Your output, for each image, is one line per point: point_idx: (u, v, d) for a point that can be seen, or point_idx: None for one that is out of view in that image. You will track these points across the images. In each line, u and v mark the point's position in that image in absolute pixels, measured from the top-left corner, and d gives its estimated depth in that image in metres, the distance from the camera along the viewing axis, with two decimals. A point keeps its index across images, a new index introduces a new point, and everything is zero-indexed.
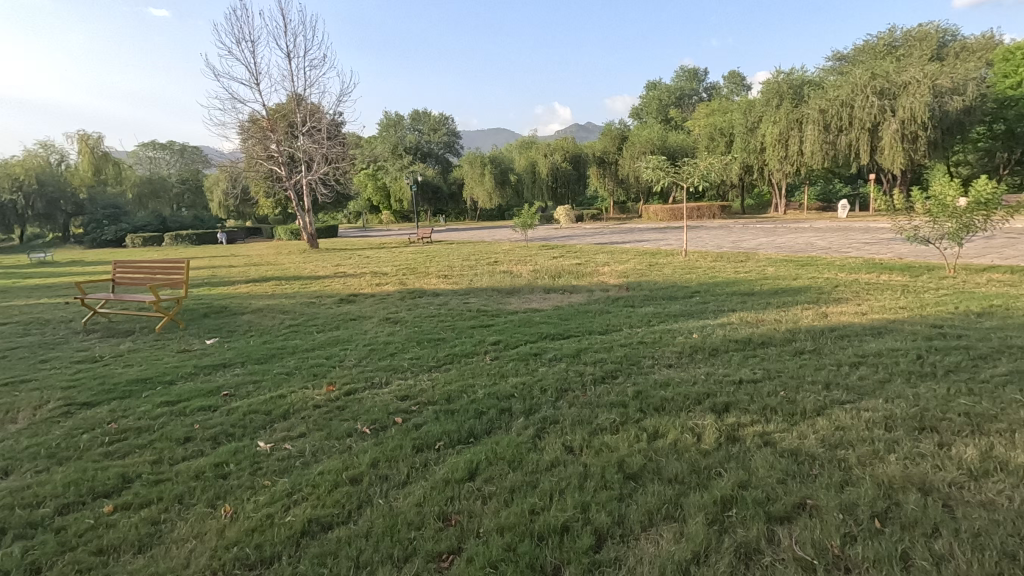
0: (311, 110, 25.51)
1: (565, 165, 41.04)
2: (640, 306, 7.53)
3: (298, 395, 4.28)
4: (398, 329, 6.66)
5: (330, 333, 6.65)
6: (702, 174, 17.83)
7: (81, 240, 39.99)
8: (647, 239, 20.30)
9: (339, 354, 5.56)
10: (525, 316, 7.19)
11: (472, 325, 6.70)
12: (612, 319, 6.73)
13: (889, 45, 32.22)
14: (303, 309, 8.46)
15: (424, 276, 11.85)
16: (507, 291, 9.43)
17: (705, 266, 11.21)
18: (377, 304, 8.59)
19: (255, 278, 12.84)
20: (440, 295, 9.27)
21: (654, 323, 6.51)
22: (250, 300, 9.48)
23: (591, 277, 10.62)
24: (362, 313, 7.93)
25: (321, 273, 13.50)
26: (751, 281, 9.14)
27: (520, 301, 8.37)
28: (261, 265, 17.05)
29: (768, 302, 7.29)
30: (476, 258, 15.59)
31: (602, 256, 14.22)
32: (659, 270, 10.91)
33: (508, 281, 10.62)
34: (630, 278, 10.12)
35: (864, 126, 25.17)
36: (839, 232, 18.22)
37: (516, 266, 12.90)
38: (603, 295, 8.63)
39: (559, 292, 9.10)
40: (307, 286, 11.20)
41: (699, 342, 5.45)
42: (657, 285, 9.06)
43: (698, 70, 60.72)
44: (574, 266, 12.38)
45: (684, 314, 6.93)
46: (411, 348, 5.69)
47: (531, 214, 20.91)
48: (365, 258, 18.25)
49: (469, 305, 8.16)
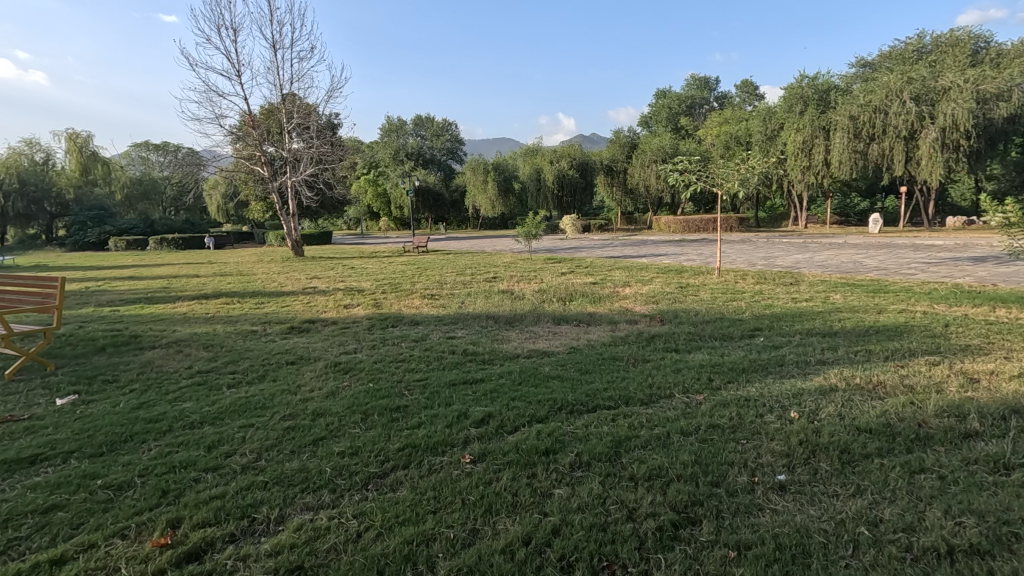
0: (301, 107, 23.60)
1: (571, 172, 39.10)
2: (689, 352, 5.45)
3: (89, 561, 2.22)
4: (348, 384, 4.61)
5: (248, 388, 4.61)
6: (734, 180, 15.60)
7: (63, 242, 38.13)
8: (663, 253, 18.30)
9: (236, 438, 3.50)
10: (529, 364, 5.13)
11: (453, 380, 4.62)
12: (656, 376, 4.68)
13: (918, 51, 30.33)
14: (236, 343, 6.40)
15: (407, 295, 9.79)
16: (505, 320, 7.37)
17: (750, 289, 9.14)
18: (334, 337, 6.53)
19: (209, 293, 10.86)
20: (420, 324, 7.23)
21: (720, 383, 4.47)
22: (177, 325, 7.45)
23: (611, 302, 8.57)
24: (312, 350, 5.90)
25: (290, 288, 11.48)
26: (822, 312, 7.06)
27: (521, 337, 6.30)
28: (230, 276, 15.05)
29: (869, 351, 5.23)
30: (474, 272, 13.64)
31: (618, 273, 12.21)
32: (695, 295, 8.85)
33: (507, 304, 8.58)
34: (661, 306, 8.04)
35: (899, 134, 23.20)
36: (882, 248, 16.21)
37: (519, 283, 10.92)
38: (632, 330, 6.57)
39: (571, 324, 7.05)
40: (263, 305, 9.20)
41: (810, 432, 3.38)
42: (699, 317, 6.99)
43: (710, 78, 58.98)
44: (587, 285, 10.31)
45: (756, 369, 4.85)
46: (351, 429, 3.61)
47: (535, 223, 18.98)
48: (350, 269, 16.31)
49: (454, 341, 6.10)
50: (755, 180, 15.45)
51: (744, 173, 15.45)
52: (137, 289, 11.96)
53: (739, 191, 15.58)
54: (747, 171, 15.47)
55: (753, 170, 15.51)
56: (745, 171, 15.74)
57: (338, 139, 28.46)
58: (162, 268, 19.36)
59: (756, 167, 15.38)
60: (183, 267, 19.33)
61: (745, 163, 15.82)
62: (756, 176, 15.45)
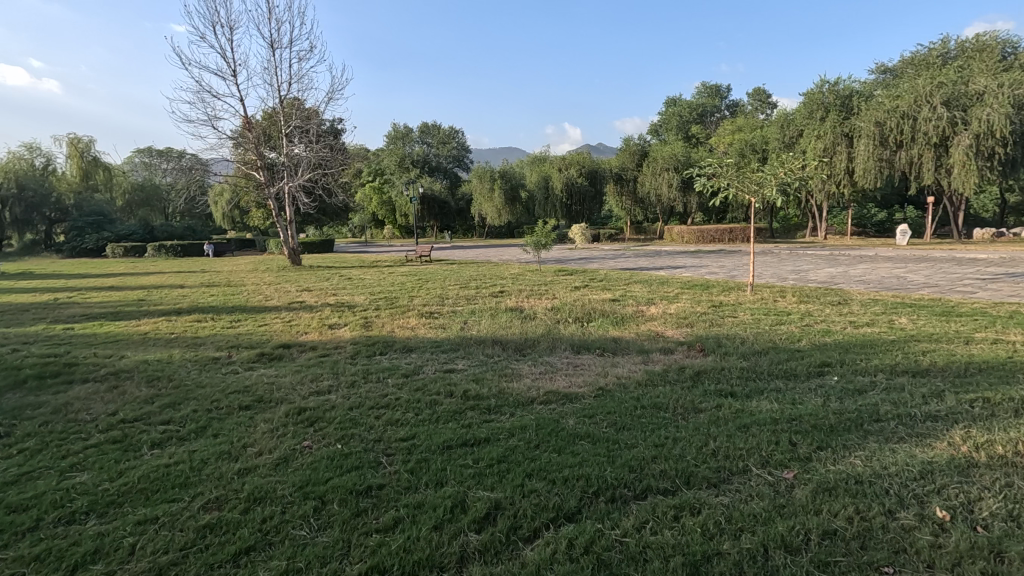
0: (301, 111, 22.68)
1: (580, 180, 38.02)
2: (750, 399, 4.28)
3: None
4: (310, 444, 3.48)
5: (176, 446, 3.48)
6: (766, 187, 13.97)
7: (60, 248, 37.35)
8: (681, 265, 17.14)
9: (123, 549, 2.36)
10: (545, 414, 3.99)
11: (448, 443, 3.46)
12: (718, 437, 3.52)
13: (942, 56, 29.16)
14: (189, 375, 5.27)
15: (403, 313, 8.67)
16: (514, 347, 6.22)
17: (795, 310, 7.95)
18: (306, 369, 5.40)
19: (185, 307, 9.81)
20: (414, 352, 6.10)
21: (807, 448, 3.32)
22: (127, 350, 6.34)
23: (638, 325, 7.40)
24: (278, 387, 4.77)
25: (276, 302, 10.43)
26: (897, 342, 5.86)
27: (534, 372, 5.16)
28: (217, 287, 14.04)
29: (989, 399, 4.05)
30: (479, 285, 12.56)
31: (638, 288, 11.09)
32: (734, 317, 7.65)
33: (516, 326, 7.41)
34: (697, 330, 6.87)
35: (929, 142, 22.01)
36: (921, 262, 14.98)
37: (529, 299, 9.81)
38: (668, 364, 5.40)
39: (593, 355, 5.90)
40: (239, 324, 8.10)
41: (990, 557, 2.21)
42: (748, 347, 5.81)
43: (721, 87, 57.83)
44: (606, 303, 9.16)
45: (848, 427, 3.66)
46: (297, 533, 2.48)
47: (545, 232, 17.89)
48: (347, 280, 15.25)
49: (453, 377, 4.96)
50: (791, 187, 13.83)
51: (778, 179, 13.81)
52: (111, 302, 10.94)
53: (770, 200, 14.02)
54: (781, 177, 13.84)
55: (787, 176, 13.89)
56: (778, 177, 14.13)
57: (340, 145, 27.57)
58: (150, 277, 18.37)
59: (792, 172, 13.73)
60: (172, 276, 18.35)
61: (777, 168, 14.19)
62: (791, 182, 13.79)
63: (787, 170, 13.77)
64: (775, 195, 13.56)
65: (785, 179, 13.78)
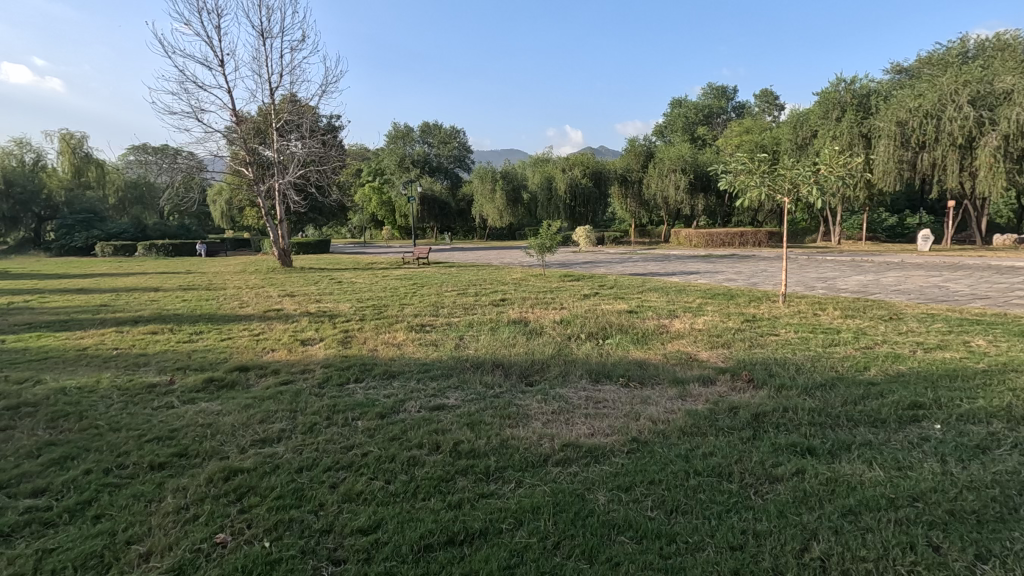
0: (294, 106, 21.55)
1: (584, 181, 36.79)
2: (838, 461, 3.17)
3: None
4: (225, 540, 2.39)
5: (25, 544, 2.38)
6: (804, 182, 11.81)
7: (50, 247, 36.33)
8: (695, 271, 16.04)
9: None
10: (562, 486, 2.90)
11: (426, 545, 2.36)
12: (819, 532, 2.43)
13: (962, 55, 28.05)
14: (107, 410, 4.16)
15: (390, 325, 7.55)
16: (518, 374, 5.10)
17: (845, 327, 6.85)
18: (255, 404, 4.28)
19: (146, 315, 8.70)
20: (397, 378, 5.01)
21: (962, 561, 2.22)
22: (48, 372, 5.22)
23: (663, 344, 6.28)
24: (212, 433, 3.66)
25: (250, 310, 9.33)
26: (993, 373, 4.73)
27: (544, 413, 4.05)
28: (196, 290, 12.97)
29: None
30: (480, 291, 11.49)
31: (655, 298, 10.01)
32: (775, 335, 6.54)
33: (520, 343, 6.29)
34: (736, 353, 5.75)
35: (954, 143, 20.93)
36: (956, 269, 13.86)
37: (534, 309, 8.70)
38: (712, 402, 4.30)
39: (615, 386, 4.79)
40: (200, 337, 7.00)
41: None
42: (808, 378, 4.70)
43: (727, 87, 56.68)
44: (623, 315, 8.04)
45: (1005, 518, 2.54)
46: None
47: (550, 235, 16.81)
48: (338, 284, 14.20)
49: (442, 420, 3.87)
50: (832, 184, 11.80)
51: (818, 174, 11.70)
52: (70, 308, 9.86)
53: (806, 198, 11.97)
54: (822, 172, 11.74)
55: (828, 171, 11.87)
56: (816, 172, 12.09)
57: (336, 141, 26.45)
58: (131, 277, 17.34)
59: (834, 168, 11.64)
60: (153, 278, 17.27)
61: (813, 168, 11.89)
62: (833, 178, 11.69)
63: (828, 164, 11.66)
64: (815, 193, 11.49)
65: (828, 174, 11.67)
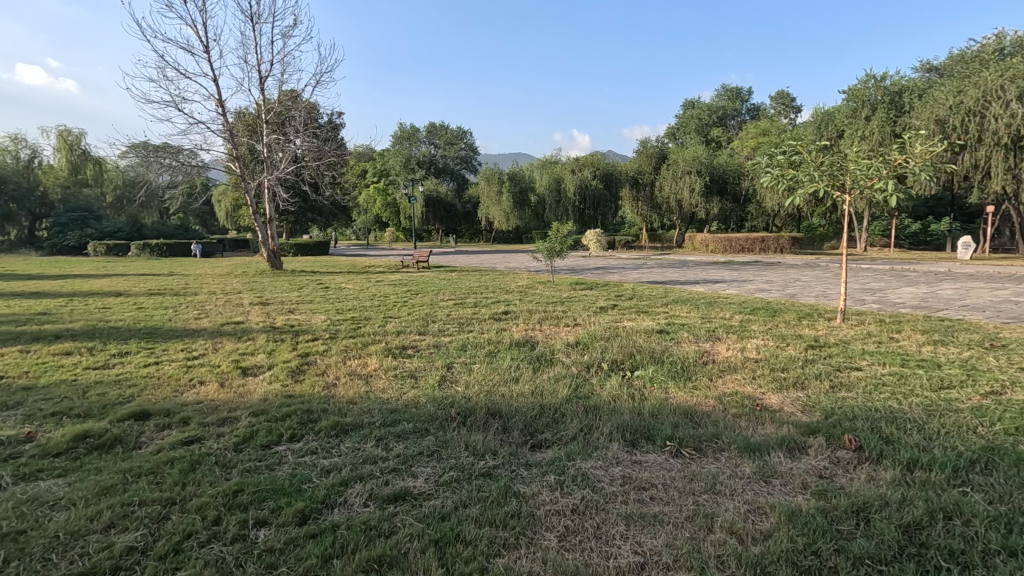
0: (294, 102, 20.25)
1: (595, 183, 34.75)
2: None
3: None
4: None
5: None
6: (877, 176, 8.57)
7: (42, 246, 35.19)
8: (720, 280, 14.49)
9: None
10: None
11: None
12: None
13: (998, 51, 26.46)
14: None
15: (363, 347, 6.06)
16: (521, 433, 3.62)
17: (946, 359, 5.30)
18: (110, 490, 2.76)
19: (78, 326, 7.26)
20: (351, 436, 3.54)
21: None
22: None
23: (712, 383, 4.74)
24: (6, 558, 2.18)
25: (206, 323, 7.86)
26: None
27: (562, 518, 2.57)
28: (167, 295, 11.60)
29: None
30: (479, 301, 10.02)
31: (686, 313, 8.46)
32: (859, 370, 4.98)
33: (526, 377, 4.79)
34: (817, 399, 4.23)
35: (999, 143, 19.33)
36: (1018, 281, 12.28)
37: (543, 328, 7.17)
38: (818, 495, 2.79)
39: (662, 456, 3.29)
40: (123, 359, 5.54)
41: None
42: (953, 454, 3.15)
43: (741, 90, 55.13)
44: (652, 336, 6.50)
45: None
46: None
47: (561, 238, 15.27)
48: (326, 289, 12.82)
49: (395, 534, 2.38)
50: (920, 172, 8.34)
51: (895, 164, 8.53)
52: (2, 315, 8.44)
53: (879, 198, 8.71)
54: (900, 163, 8.59)
55: (908, 163, 8.67)
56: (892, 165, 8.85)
57: (335, 139, 25.07)
58: (107, 279, 16.05)
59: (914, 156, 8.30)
60: (132, 279, 16.05)
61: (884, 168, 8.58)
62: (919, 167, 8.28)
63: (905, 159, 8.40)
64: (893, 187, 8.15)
65: (908, 163, 8.52)
